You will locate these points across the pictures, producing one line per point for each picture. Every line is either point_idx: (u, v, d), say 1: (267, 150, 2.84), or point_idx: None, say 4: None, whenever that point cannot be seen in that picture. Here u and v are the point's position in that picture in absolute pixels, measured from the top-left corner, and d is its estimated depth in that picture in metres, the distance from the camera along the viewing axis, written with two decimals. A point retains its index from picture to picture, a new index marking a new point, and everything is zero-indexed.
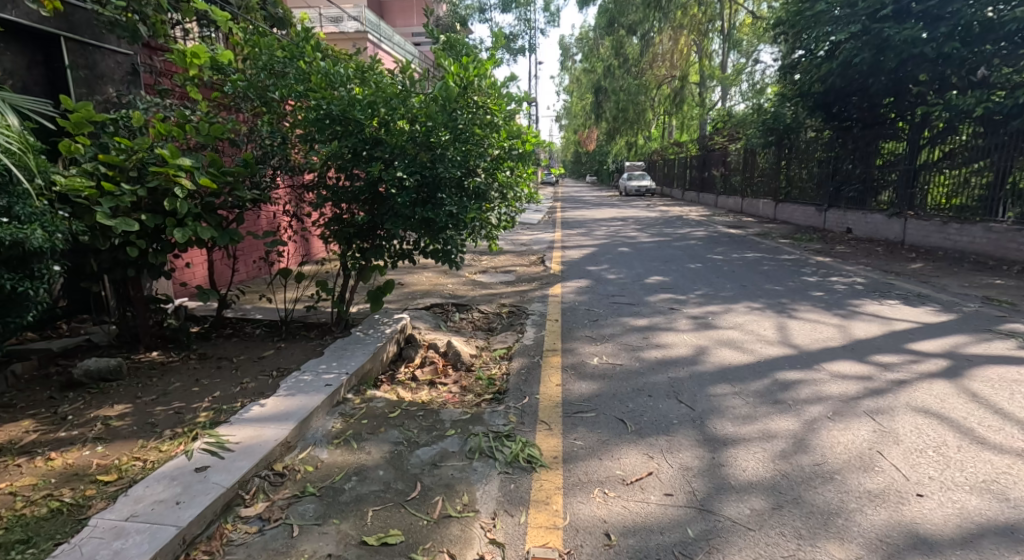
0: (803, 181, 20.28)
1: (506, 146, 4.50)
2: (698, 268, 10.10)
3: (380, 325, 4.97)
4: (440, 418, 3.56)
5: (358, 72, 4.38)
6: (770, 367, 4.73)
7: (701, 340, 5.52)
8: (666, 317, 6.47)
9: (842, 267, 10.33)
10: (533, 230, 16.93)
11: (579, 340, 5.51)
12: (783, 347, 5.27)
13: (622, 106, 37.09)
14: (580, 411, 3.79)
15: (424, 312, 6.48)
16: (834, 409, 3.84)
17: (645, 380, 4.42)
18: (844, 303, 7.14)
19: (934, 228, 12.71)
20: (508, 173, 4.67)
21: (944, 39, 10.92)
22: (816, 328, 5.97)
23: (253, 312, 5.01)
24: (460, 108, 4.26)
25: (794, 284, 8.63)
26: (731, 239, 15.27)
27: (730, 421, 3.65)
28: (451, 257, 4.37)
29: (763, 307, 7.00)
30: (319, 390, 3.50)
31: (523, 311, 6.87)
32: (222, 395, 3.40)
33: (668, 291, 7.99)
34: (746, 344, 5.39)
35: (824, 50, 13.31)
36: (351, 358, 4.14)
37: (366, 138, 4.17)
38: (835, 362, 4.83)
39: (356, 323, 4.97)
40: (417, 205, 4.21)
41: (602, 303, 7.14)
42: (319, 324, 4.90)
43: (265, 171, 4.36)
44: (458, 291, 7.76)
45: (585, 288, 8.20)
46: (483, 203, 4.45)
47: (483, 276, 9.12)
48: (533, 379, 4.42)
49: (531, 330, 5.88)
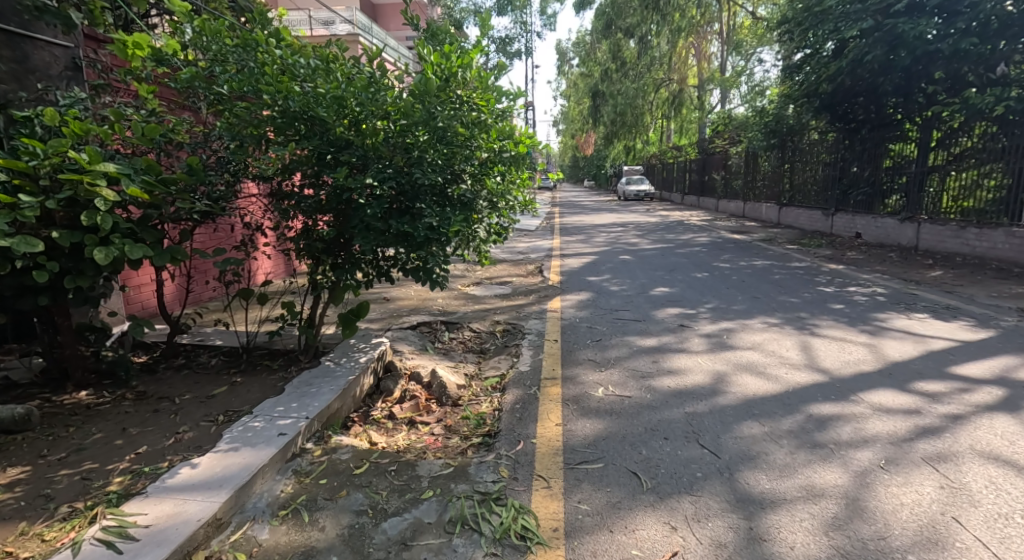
0: (807, 184, 19.74)
1: (495, 147, 3.92)
2: (705, 277, 9.53)
3: (354, 352, 4.37)
4: (416, 474, 2.97)
5: (322, 61, 3.75)
6: (800, 399, 4.13)
7: (718, 365, 4.93)
8: (675, 336, 5.89)
9: (858, 276, 9.75)
10: (531, 237, 16.40)
11: (581, 365, 4.93)
12: (811, 372, 4.68)
13: (620, 110, 36.67)
14: (584, 461, 3.21)
15: (410, 332, 5.89)
16: (886, 455, 3.25)
17: (659, 417, 3.83)
18: (870, 317, 6.55)
19: (950, 233, 12.15)
20: (499, 179, 4.09)
21: (960, 35, 10.42)
22: (845, 348, 5.38)
23: (211, 338, 4.41)
24: (442, 104, 3.67)
25: (811, 295, 8.04)
26: (736, 245, 14.72)
27: (764, 473, 3.06)
28: (434, 277, 3.77)
29: (781, 323, 6.41)
30: (269, 442, 2.88)
31: (520, 329, 6.27)
32: (147, 451, 2.80)
33: (676, 305, 7.40)
34: (768, 369, 4.80)
35: (832, 48, 12.82)
36: (316, 395, 3.52)
37: (333, 140, 3.57)
38: (873, 391, 4.24)
39: (328, 351, 4.36)
40: (392, 217, 3.61)
41: (605, 319, 6.56)
42: (285, 352, 4.29)
43: (218, 180, 3.77)
44: (449, 306, 7.18)
45: (587, 301, 7.62)
46: (470, 213, 3.85)
47: (477, 289, 8.55)
48: (528, 418, 3.81)
49: (528, 353, 5.29)
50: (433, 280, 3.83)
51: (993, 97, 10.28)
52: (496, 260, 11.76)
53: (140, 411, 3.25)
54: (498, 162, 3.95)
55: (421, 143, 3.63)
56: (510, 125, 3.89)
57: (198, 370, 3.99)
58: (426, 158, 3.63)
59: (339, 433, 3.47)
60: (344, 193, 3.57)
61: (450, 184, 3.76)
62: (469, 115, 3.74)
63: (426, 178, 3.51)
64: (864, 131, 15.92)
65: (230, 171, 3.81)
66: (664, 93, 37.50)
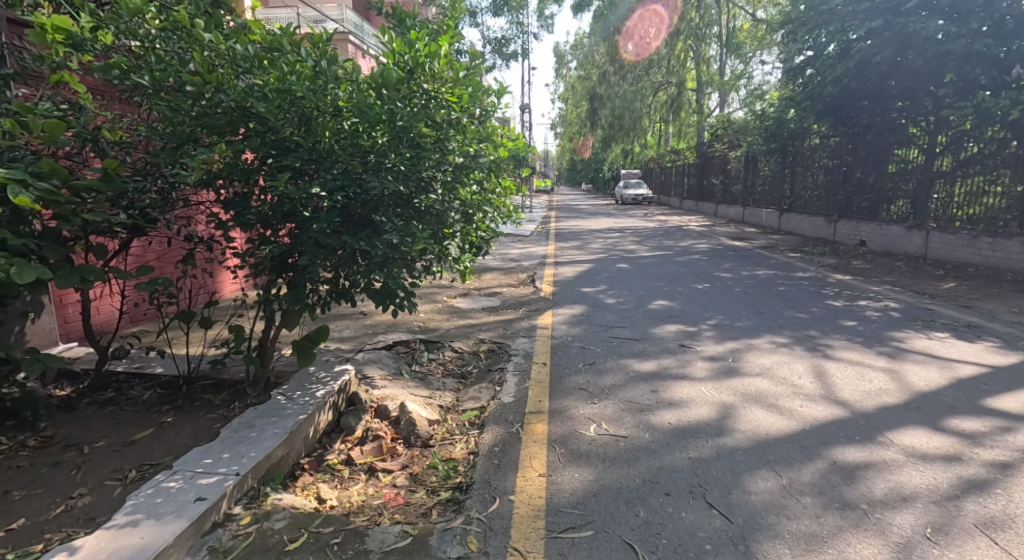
0: (808, 190, 19.31)
1: (470, 150, 3.43)
2: (706, 289, 9.03)
3: (310, 385, 3.82)
4: (364, 550, 2.44)
5: (265, 46, 3.19)
6: (820, 440, 3.60)
7: (724, 396, 4.40)
8: (676, 359, 5.35)
9: (867, 288, 9.24)
10: (524, 244, 15.88)
11: (571, 394, 4.40)
12: (830, 406, 4.15)
13: (618, 114, 36.35)
14: (571, 528, 2.68)
15: (384, 353, 5.35)
16: (929, 518, 2.74)
17: (659, 463, 3.30)
18: (886, 337, 6.03)
19: (961, 242, 11.68)
20: (474, 188, 3.62)
21: (975, 35, 9.96)
22: (864, 375, 4.85)
23: (149, 366, 3.87)
24: (404, 99, 3.17)
25: (820, 310, 7.51)
26: (737, 253, 14.22)
27: (786, 545, 2.54)
28: (401, 301, 3.26)
29: (791, 343, 5.88)
30: (180, 513, 2.34)
31: (506, 350, 5.73)
32: (23, 528, 2.28)
33: (677, 321, 6.87)
34: (781, 401, 4.27)
35: (837, 49, 12.41)
36: (255, 441, 2.98)
37: (275, 142, 3.04)
38: (903, 431, 3.72)
39: (282, 382, 3.81)
40: (347, 232, 3.10)
41: (599, 338, 6.05)
42: (232, 384, 3.74)
43: (149, 188, 3.24)
44: (430, 323, 6.63)
45: (579, 317, 7.08)
46: (440, 227, 3.35)
47: (463, 301, 8.02)
48: (507, 467, 3.27)
49: (513, 380, 4.76)
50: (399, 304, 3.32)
51: (1008, 99, 9.90)
52: (486, 268, 11.24)
53: (38, 465, 2.73)
54: (472, 168, 3.46)
55: (380, 146, 3.13)
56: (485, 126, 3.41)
57: (126, 406, 3.45)
58: (387, 162, 3.13)
59: (281, 489, 2.93)
60: (290, 205, 3.05)
61: (416, 193, 3.25)
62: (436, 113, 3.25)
63: (388, 186, 3.00)
64: (868, 135, 15.47)
65: (163, 176, 3.29)
66: (662, 96, 37.11)
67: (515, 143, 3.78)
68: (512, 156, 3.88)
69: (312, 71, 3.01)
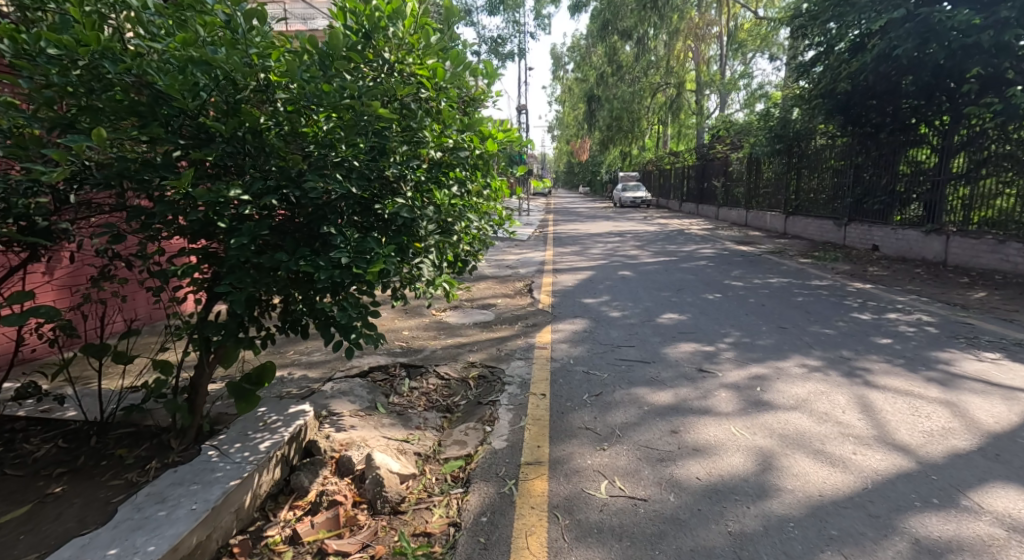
0: (815, 192, 18.64)
1: (447, 142, 2.75)
2: (718, 300, 8.31)
3: (253, 433, 3.07)
4: None
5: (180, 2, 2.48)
6: (889, 505, 2.88)
7: (758, 439, 3.68)
8: (695, 389, 4.62)
9: (892, 297, 8.52)
10: (522, 249, 15.21)
11: (576, 437, 3.69)
12: (889, 453, 3.43)
13: (616, 115, 35.68)
14: None
15: (357, 382, 4.62)
16: None
17: (694, 542, 2.60)
18: (931, 358, 5.31)
19: (985, 247, 11.03)
20: (457, 189, 2.93)
21: (1002, 26, 9.27)
22: (919, 409, 4.11)
23: (57, 410, 3.14)
24: (356, 74, 2.50)
25: (847, 325, 6.78)
26: (745, 258, 13.52)
27: None
28: (358, 336, 2.51)
29: (825, 367, 5.14)
30: None
31: (499, 376, 4.99)
32: None
33: (691, 340, 6.14)
34: (828, 445, 3.56)
35: (851, 43, 11.69)
36: (160, 526, 2.27)
37: (190, 129, 2.36)
38: (989, 490, 3.01)
39: (219, 431, 3.06)
40: (289, 245, 2.44)
41: (605, 362, 5.33)
42: (156, 434, 2.99)
43: (36, 194, 2.50)
44: (414, 342, 5.88)
45: (582, 335, 6.35)
46: (410, 241, 2.67)
47: (453, 315, 7.30)
48: (496, 549, 2.60)
49: (507, 417, 4.04)
50: (356, 342, 2.55)
51: None
52: (480, 277, 10.50)
53: None
54: (454, 164, 2.79)
55: (327, 134, 2.47)
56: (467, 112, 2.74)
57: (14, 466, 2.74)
58: (336, 156, 2.49)
59: None
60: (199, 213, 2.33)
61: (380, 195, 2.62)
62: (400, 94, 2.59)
63: (335, 187, 2.36)
64: (880, 135, 14.79)
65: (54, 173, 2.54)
66: (661, 97, 36.55)
67: (509, 136, 3.08)
68: (505, 152, 3.21)
69: (229, 30, 2.30)
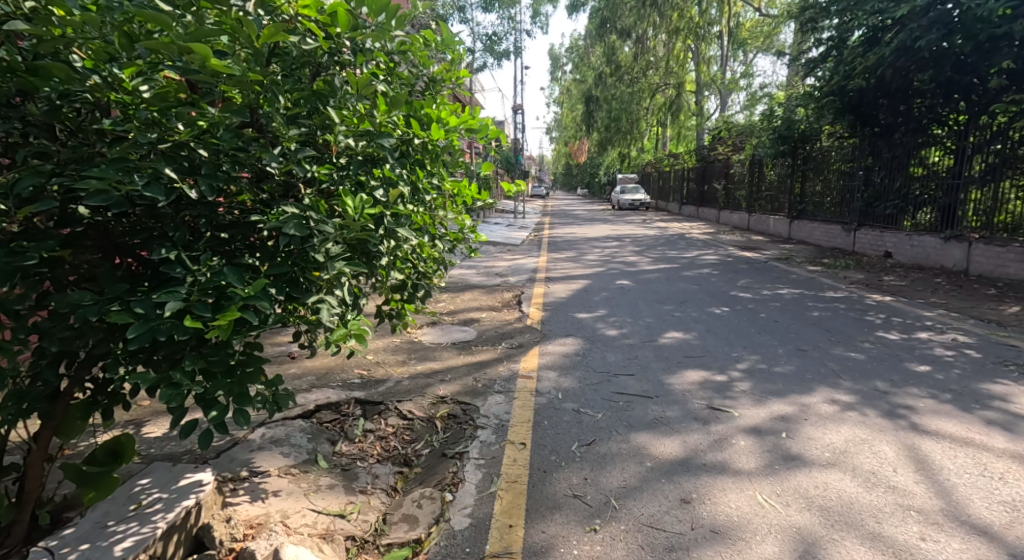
0: (821, 195, 17.89)
1: (353, 127, 2.65)
2: (726, 316, 7.50)
3: (112, 526, 2.24)
4: None
5: None
6: None
7: (792, 511, 2.89)
8: (708, 436, 3.81)
9: (917, 311, 7.70)
10: (515, 255, 14.40)
11: (559, 514, 2.88)
12: (966, 541, 2.63)
13: (614, 116, 34.90)
14: None
15: (296, 429, 3.81)
16: None
17: None
18: (983, 394, 4.51)
19: (1013, 255, 10.26)
20: (382, 194, 2.76)
21: None
22: (990, 468, 3.30)
23: None
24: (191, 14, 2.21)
25: (875, 347, 5.95)
26: (751, 266, 12.74)
27: None
28: (218, 414, 2.20)
29: (860, 404, 4.33)
30: None
31: (471, 416, 4.19)
32: None
33: (699, 368, 5.32)
34: (884, 524, 2.77)
35: (866, 36, 10.92)
36: None
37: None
38: None
39: (65, 520, 2.44)
40: (101, 279, 2.19)
41: (599, 397, 4.52)
42: None
43: None
44: (376, 371, 5.06)
45: (574, 360, 5.53)
46: (311, 266, 2.43)
47: (428, 334, 6.50)
48: None
49: (475, 481, 3.24)
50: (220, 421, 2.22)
51: None
52: (465, 287, 9.68)
53: None
54: (370, 147, 2.65)
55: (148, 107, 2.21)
56: (387, 89, 2.66)
57: None
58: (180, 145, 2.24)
59: None
60: None
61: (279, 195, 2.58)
62: (292, 58, 2.49)
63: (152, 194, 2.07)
64: (894, 135, 14.01)
65: None
66: (660, 97, 35.86)
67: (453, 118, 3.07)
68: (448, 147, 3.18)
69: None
